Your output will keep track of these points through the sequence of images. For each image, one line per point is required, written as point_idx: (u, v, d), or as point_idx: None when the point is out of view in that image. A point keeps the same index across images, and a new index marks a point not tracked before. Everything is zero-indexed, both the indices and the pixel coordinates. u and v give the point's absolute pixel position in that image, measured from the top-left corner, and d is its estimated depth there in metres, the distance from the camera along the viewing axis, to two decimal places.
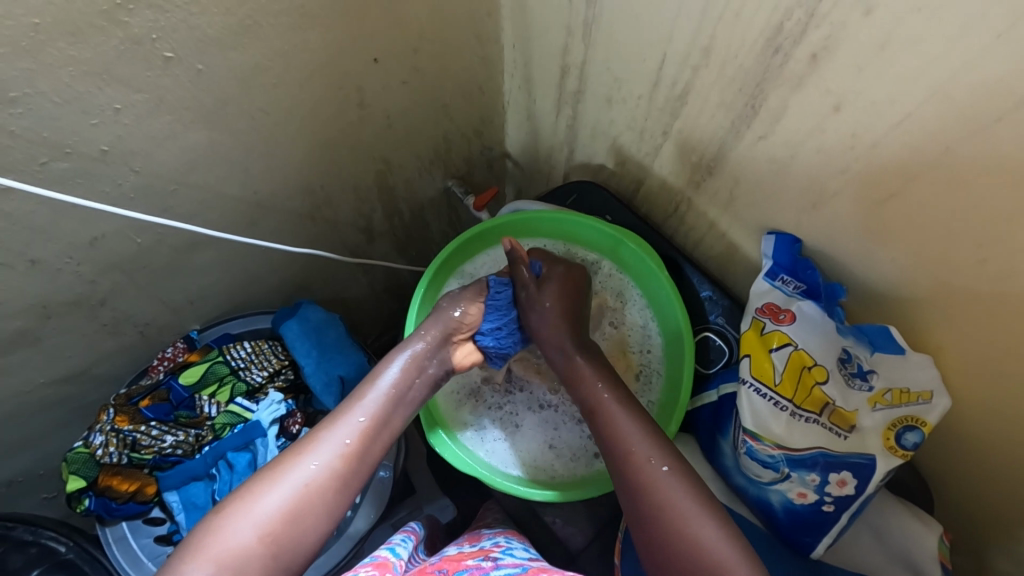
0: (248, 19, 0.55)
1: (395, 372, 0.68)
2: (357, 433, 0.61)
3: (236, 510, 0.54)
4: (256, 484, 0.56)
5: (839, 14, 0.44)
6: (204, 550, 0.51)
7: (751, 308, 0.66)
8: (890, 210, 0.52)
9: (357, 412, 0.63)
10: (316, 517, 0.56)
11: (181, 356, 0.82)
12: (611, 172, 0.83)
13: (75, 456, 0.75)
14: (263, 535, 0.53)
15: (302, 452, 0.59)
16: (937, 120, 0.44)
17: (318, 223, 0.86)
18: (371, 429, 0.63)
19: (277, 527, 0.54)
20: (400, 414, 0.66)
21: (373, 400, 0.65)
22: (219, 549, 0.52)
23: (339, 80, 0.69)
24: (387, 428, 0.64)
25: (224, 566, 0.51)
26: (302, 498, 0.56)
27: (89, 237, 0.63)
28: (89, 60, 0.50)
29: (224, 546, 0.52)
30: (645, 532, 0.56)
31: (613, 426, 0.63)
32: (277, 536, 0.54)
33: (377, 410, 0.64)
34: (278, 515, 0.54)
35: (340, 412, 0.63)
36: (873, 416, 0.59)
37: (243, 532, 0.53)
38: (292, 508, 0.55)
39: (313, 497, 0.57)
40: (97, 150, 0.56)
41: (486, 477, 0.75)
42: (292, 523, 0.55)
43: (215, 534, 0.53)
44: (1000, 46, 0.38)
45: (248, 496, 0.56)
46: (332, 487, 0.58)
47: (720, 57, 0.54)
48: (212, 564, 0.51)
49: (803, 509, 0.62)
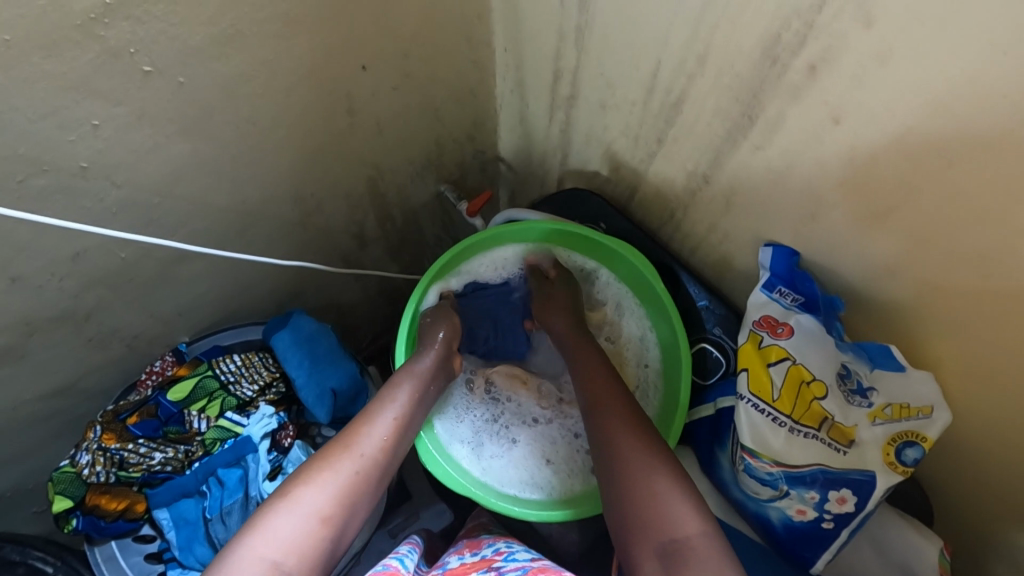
0: (231, 28, 0.54)
1: (415, 375, 0.71)
2: (391, 430, 0.64)
3: (292, 498, 0.55)
4: (307, 474, 0.58)
5: (838, 24, 0.42)
6: (266, 535, 0.52)
7: (748, 320, 0.64)
8: (892, 224, 0.51)
9: (388, 410, 0.66)
10: (363, 507, 0.58)
11: (170, 369, 0.80)
12: (605, 178, 0.81)
13: (60, 476, 0.73)
14: (321, 521, 0.55)
15: (348, 445, 0.61)
16: (942, 135, 0.43)
17: (309, 231, 0.84)
18: (401, 428, 0.66)
19: (334, 514, 0.56)
20: (420, 419, 0.70)
21: (400, 401, 0.67)
22: (283, 533, 0.53)
23: (326, 88, 0.67)
24: (411, 429, 0.67)
25: (290, 549, 0.52)
26: (355, 487, 0.58)
27: (71, 252, 0.62)
28: (65, 74, 0.48)
29: (288, 530, 0.53)
30: (627, 536, 0.53)
31: (610, 419, 0.62)
32: (333, 522, 0.55)
33: (404, 411, 0.67)
34: (334, 504, 0.56)
35: (373, 410, 0.65)
36: (873, 430, 0.58)
37: (303, 518, 0.54)
38: (345, 497, 0.57)
39: (361, 488, 0.59)
40: (77, 166, 0.55)
41: (481, 497, 0.73)
42: (346, 510, 0.57)
43: (276, 518, 0.54)
44: (1004, 62, 0.37)
45: (303, 483, 0.57)
46: (376, 478, 0.60)
47: (716, 65, 0.53)
48: (280, 547, 0.52)
49: (802, 525, 0.61)
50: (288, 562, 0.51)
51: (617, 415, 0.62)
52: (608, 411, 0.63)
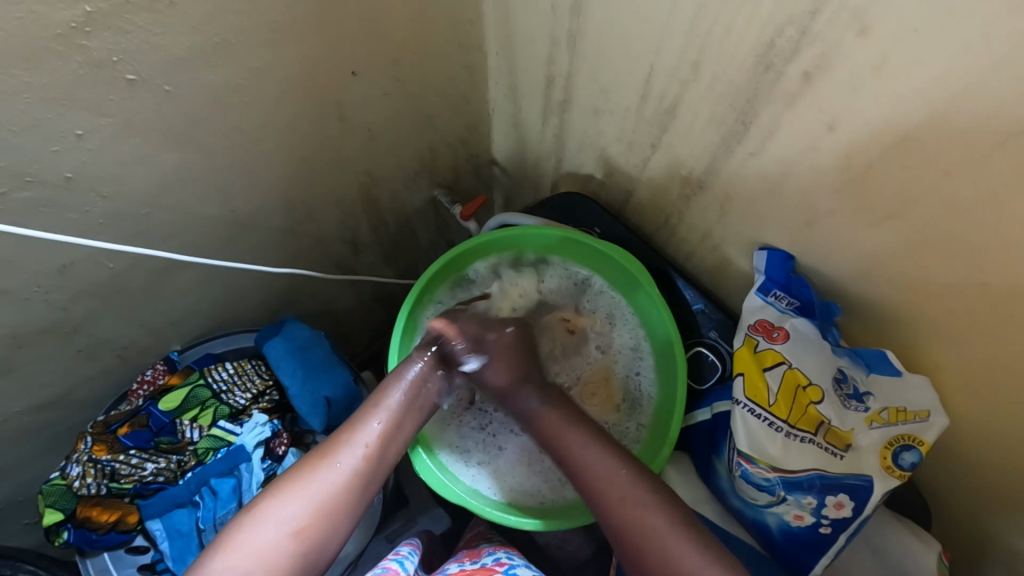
0: (217, 37, 0.53)
1: (411, 375, 0.70)
2: (376, 436, 0.65)
3: (264, 511, 0.58)
4: (284, 485, 0.61)
5: (832, 32, 0.42)
6: (234, 549, 0.56)
7: (744, 325, 0.64)
8: (887, 230, 0.51)
9: (375, 416, 0.66)
10: (342, 517, 0.61)
11: (162, 378, 0.80)
12: (599, 183, 0.81)
13: (51, 488, 0.72)
14: (293, 534, 0.58)
15: (326, 455, 0.63)
16: (937, 142, 0.42)
17: (301, 239, 0.83)
18: (388, 434, 0.66)
19: (307, 526, 0.59)
20: (415, 419, 0.70)
21: (390, 404, 0.68)
22: (250, 547, 0.56)
23: (317, 95, 0.66)
24: (403, 430, 0.68)
25: (257, 563, 0.56)
26: (331, 499, 0.60)
27: (58, 264, 0.61)
28: (47, 85, 0.47)
29: (257, 543, 0.57)
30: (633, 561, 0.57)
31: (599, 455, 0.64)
32: (306, 535, 0.58)
33: (393, 415, 0.67)
34: (306, 517, 0.59)
35: (359, 417, 0.66)
36: (870, 435, 0.58)
37: (273, 532, 0.57)
38: (320, 508, 0.60)
39: (339, 498, 0.61)
40: (61, 176, 0.54)
41: (476, 506, 0.72)
42: (320, 521, 0.59)
43: (245, 532, 0.57)
44: (999, 69, 0.36)
45: (278, 495, 0.60)
46: (357, 487, 0.62)
47: (710, 71, 0.53)
48: (246, 561, 0.56)
49: (801, 530, 0.61)
50: (256, 573, 0.55)
51: (596, 444, 0.65)
52: (579, 446, 0.65)
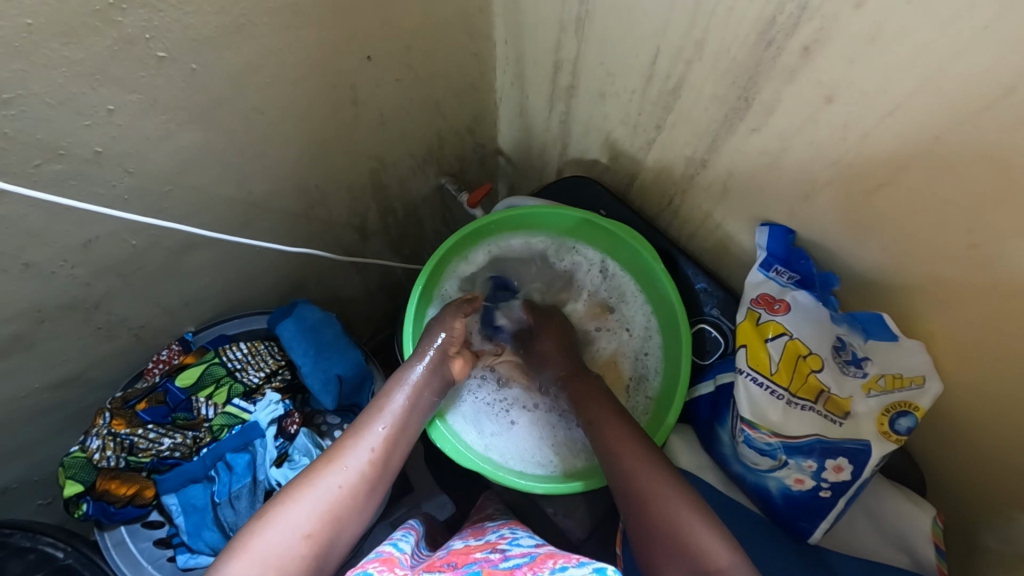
0: (241, 17, 0.55)
1: (413, 380, 0.72)
2: (381, 440, 0.66)
3: (271, 517, 0.57)
4: (291, 491, 0.60)
5: (830, 6, 0.44)
6: (247, 553, 0.54)
7: (746, 299, 0.67)
8: (882, 200, 0.53)
9: (379, 420, 0.67)
10: (349, 521, 0.60)
11: (177, 358, 0.81)
12: (605, 167, 0.83)
13: (71, 461, 0.74)
14: (303, 538, 0.57)
15: (331, 461, 0.63)
16: (932, 111, 0.45)
17: (312, 222, 0.85)
18: (393, 438, 0.67)
19: (316, 530, 0.58)
20: (416, 426, 0.71)
21: (393, 408, 0.69)
22: (261, 552, 0.55)
23: (334, 78, 0.69)
24: (407, 434, 0.69)
25: (267, 568, 0.54)
26: (338, 502, 0.60)
27: (83, 239, 0.63)
28: (82, 60, 0.49)
29: (267, 549, 0.55)
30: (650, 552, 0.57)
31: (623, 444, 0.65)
32: (317, 537, 0.57)
33: (397, 420, 0.68)
34: (314, 520, 0.58)
35: (362, 423, 0.67)
36: (867, 402, 0.60)
37: (283, 538, 0.56)
38: (328, 513, 0.59)
39: (347, 502, 0.61)
40: (91, 151, 0.56)
41: (489, 470, 0.75)
42: (329, 525, 0.59)
43: (254, 538, 0.56)
44: (988, 37, 0.39)
45: (286, 501, 0.59)
46: (363, 491, 0.62)
47: (714, 50, 0.55)
48: (257, 567, 0.54)
49: (801, 495, 0.63)
50: None
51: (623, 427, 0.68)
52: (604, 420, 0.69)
